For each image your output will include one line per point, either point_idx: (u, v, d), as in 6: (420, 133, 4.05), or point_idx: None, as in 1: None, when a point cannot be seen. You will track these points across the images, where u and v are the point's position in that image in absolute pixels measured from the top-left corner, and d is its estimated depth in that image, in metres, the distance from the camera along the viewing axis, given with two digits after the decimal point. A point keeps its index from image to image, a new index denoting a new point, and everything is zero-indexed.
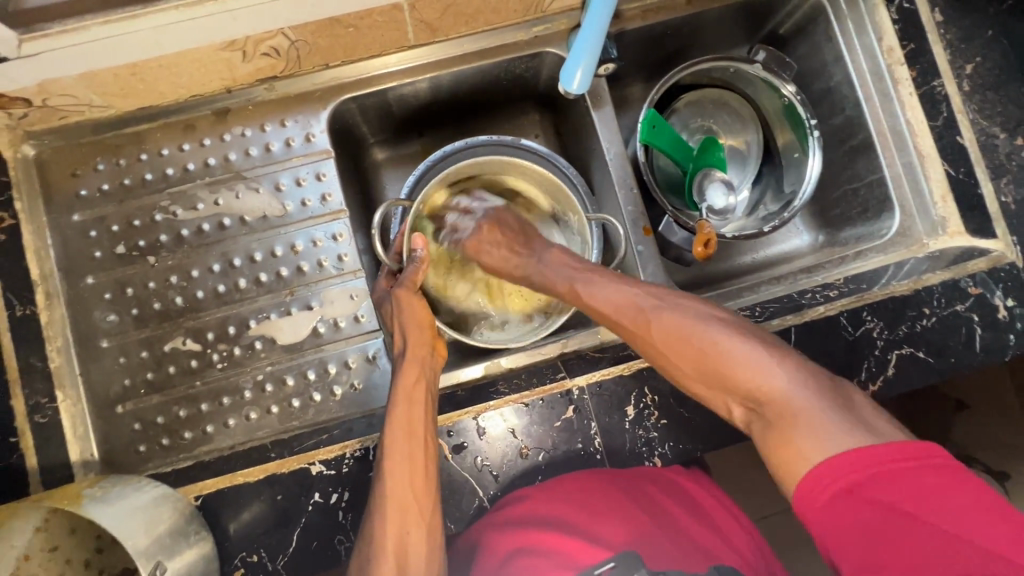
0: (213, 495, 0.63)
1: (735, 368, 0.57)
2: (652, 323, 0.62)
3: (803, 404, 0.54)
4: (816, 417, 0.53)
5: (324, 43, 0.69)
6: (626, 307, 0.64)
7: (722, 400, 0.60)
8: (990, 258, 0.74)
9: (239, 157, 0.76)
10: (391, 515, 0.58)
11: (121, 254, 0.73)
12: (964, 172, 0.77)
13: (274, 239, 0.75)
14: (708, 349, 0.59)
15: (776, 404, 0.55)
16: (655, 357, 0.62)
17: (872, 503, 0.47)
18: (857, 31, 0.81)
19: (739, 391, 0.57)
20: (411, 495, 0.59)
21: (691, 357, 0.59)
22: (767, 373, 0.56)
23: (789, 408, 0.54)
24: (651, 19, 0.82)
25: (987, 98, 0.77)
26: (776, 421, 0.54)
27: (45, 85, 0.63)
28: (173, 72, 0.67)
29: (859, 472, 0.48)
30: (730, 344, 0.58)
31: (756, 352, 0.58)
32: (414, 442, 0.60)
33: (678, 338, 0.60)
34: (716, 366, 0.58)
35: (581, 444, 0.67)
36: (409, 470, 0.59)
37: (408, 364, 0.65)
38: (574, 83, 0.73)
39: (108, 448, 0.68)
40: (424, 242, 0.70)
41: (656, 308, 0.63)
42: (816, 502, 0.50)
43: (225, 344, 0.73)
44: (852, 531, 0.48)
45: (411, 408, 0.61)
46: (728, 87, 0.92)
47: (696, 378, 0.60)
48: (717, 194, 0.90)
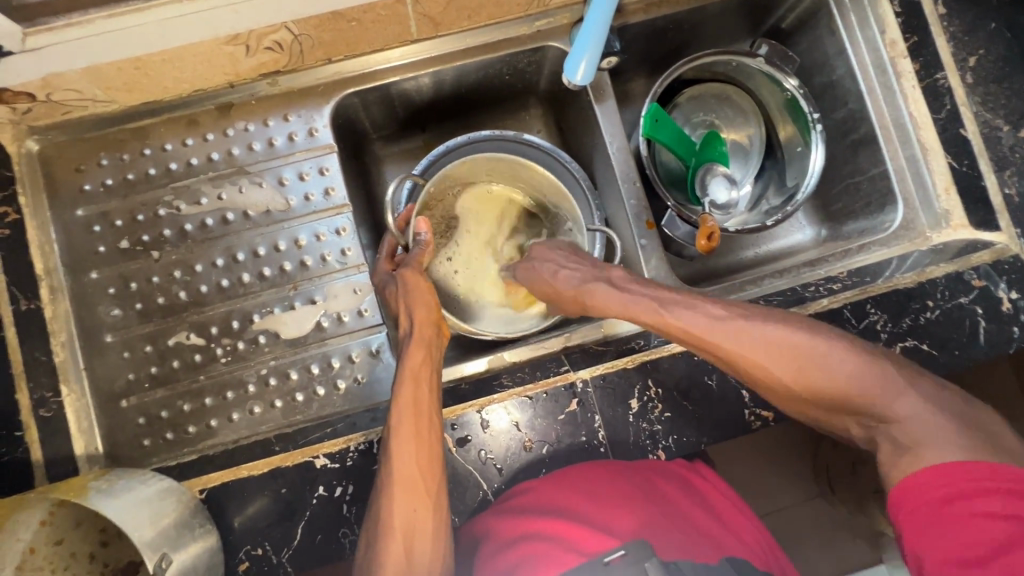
0: (218, 488, 0.63)
1: (864, 392, 0.57)
2: (756, 343, 0.59)
3: (938, 425, 0.54)
4: (949, 436, 0.53)
5: (328, 37, 0.69)
6: (726, 329, 0.60)
7: (840, 420, 0.60)
8: (994, 251, 0.74)
9: (243, 151, 0.76)
10: (398, 498, 0.57)
11: (125, 248, 0.73)
12: (968, 165, 0.77)
13: (277, 233, 0.75)
14: (827, 369, 0.58)
15: (910, 427, 0.55)
16: (761, 381, 0.61)
17: (974, 508, 0.50)
18: (860, 25, 0.81)
19: (867, 413, 0.57)
20: (418, 478, 0.58)
21: (812, 379, 0.58)
22: (897, 394, 0.56)
23: (926, 430, 0.54)
24: (653, 13, 0.82)
25: (990, 90, 0.77)
26: (906, 442, 0.54)
27: (50, 79, 0.63)
28: (176, 66, 0.67)
29: (970, 482, 0.51)
30: (851, 363, 0.58)
31: (882, 371, 0.57)
32: (420, 421, 0.60)
33: (795, 362, 0.59)
34: (842, 389, 0.57)
35: (585, 437, 0.67)
36: (415, 452, 0.59)
37: (414, 345, 0.64)
38: (577, 74, 0.74)
39: (113, 442, 0.69)
40: (429, 226, 0.70)
41: (758, 333, 0.60)
42: (914, 502, 0.52)
43: (229, 338, 0.73)
44: (943, 531, 0.50)
45: (416, 389, 0.61)
46: (730, 81, 0.93)
47: (817, 401, 0.59)
48: (719, 188, 0.90)
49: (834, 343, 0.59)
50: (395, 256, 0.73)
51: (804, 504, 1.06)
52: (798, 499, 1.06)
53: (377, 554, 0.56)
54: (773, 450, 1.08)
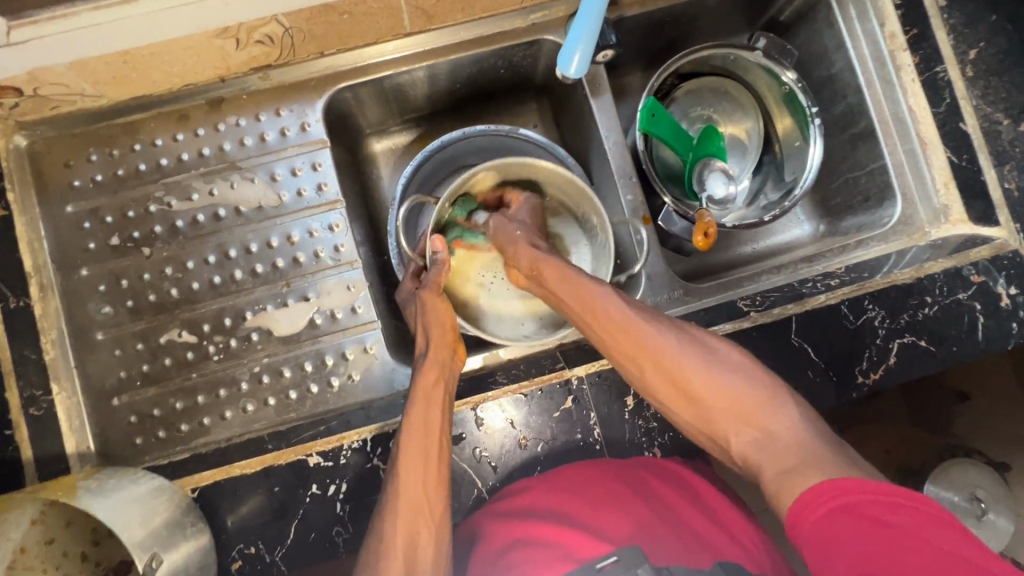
0: (210, 486, 0.63)
1: (750, 401, 0.55)
2: (659, 339, 0.59)
3: (813, 444, 0.51)
4: (827, 460, 0.49)
5: (319, 30, 0.70)
6: (642, 320, 0.60)
7: (723, 434, 0.56)
8: (993, 246, 0.73)
9: (234, 147, 0.75)
10: (405, 515, 0.57)
11: (115, 245, 0.72)
12: (967, 159, 0.76)
13: (270, 229, 0.74)
14: (721, 377, 0.57)
15: (791, 442, 0.52)
16: (663, 383, 0.59)
17: (860, 520, 0.44)
18: (860, 17, 0.80)
19: (747, 424, 0.55)
20: (424, 498, 0.58)
21: (708, 384, 0.57)
22: (777, 409, 0.54)
23: (804, 446, 0.51)
24: (650, 5, 0.81)
25: (991, 84, 0.76)
26: (786, 457, 0.51)
27: (36, 72, 0.64)
28: (165, 59, 0.67)
29: (858, 494, 0.45)
30: (740, 375, 0.57)
31: (768, 388, 0.56)
32: (429, 441, 0.59)
33: (695, 364, 0.58)
34: (732, 396, 0.56)
35: (580, 435, 0.67)
36: (423, 469, 0.59)
37: (427, 366, 0.64)
38: (571, 66, 0.73)
39: (104, 440, 0.68)
40: (443, 243, 0.69)
41: (661, 332, 0.60)
42: (808, 517, 0.46)
43: (222, 336, 0.72)
44: (840, 547, 0.44)
45: (428, 408, 0.61)
46: (728, 75, 0.92)
47: (710, 410, 0.56)
48: (717, 183, 0.89)
49: (728, 358, 0.59)
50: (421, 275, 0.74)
51: None
52: None
53: (378, 570, 0.54)
54: None
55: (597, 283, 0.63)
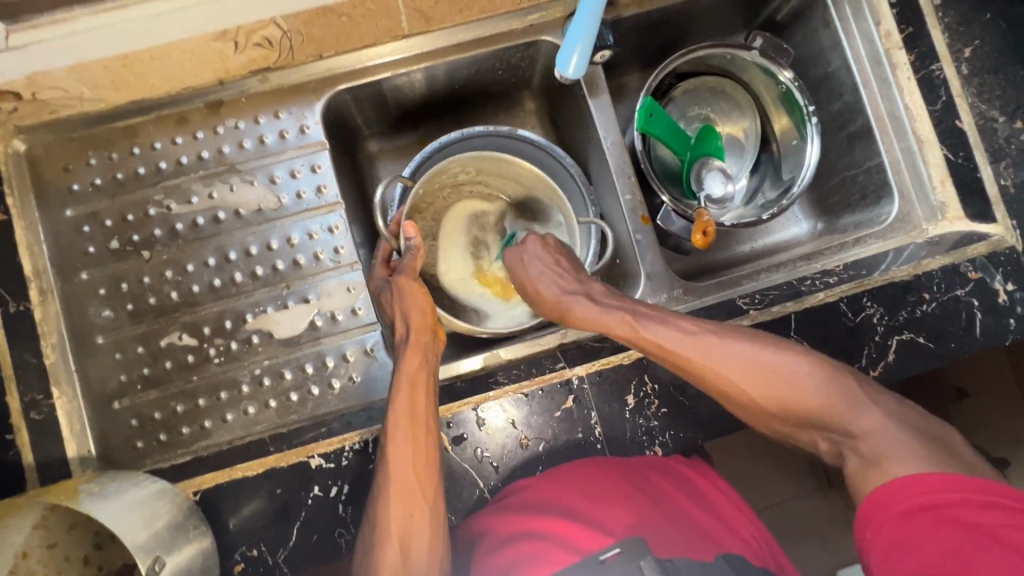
0: (212, 490, 0.63)
1: (832, 406, 0.58)
2: (729, 357, 0.60)
3: (898, 439, 0.56)
4: (913, 454, 0.55)
5: (317, 33, 0.69)
6: (701, 345, 0.61)
7: (810, 435, 0.61)
8: (990, 243, 0.73)
9: (233, 150, 0.75)
10: (398, 502, 0.57)
11: (115, 249, 0.72)
12: (963, 156, 0.77)
13: (270, 231, 0.74)
14: (797, 385, 0.59)
15: (874, 441, 0.57)
16: (735, 400, 0.62)
17: (936, 517, 0.51)
18: (855, 16, 0.81)
19: (833, 429, 0.59)
20: (415, 483, 0.59)
21: (783, 396, 0.59)
22: (859, 411, 0.58)
23: (888, 444, 0.56)
24: (647, 5, 0.81)
25: (986, 81, 0.76)
26: (871, 456, 0.56)
27: (35, 77, 0.63)
28: (163, 64, 0.66)
29: (943, 492, 0.51)
30: (818, 378, 0.59)
31: (842, 385, 0.59)
32: (415, 427, 0.60)
33: (769, 379, 0.59)
34: (812, 405, 0.59)
35: (581, 434, 0.67)
36: (411, 456, 0.59)
37: (410, 350, 0.64)
38: (569, 66, 0.73)
39: (105, 445, 0.68)
40: (416, 229, 0.67)
41: (728, 349, 0.61)
42: (890, 508, 0.53)
43: (222, 338, 0.72)
44: (913, 539, 0.50)
45: (411, 394, 0.61)
46: (724, 74, 0.92)
47: (788, 419, 0.60)
48: (714, 182, 0.90)
49: (803, 362, 0.60)
50: (391, 261, 0.72)
51: (801, 498, 1.06)
52: (794, 494, 1.06)
53: (375, 555, 0.56)
54: (771, 445, 1.08)
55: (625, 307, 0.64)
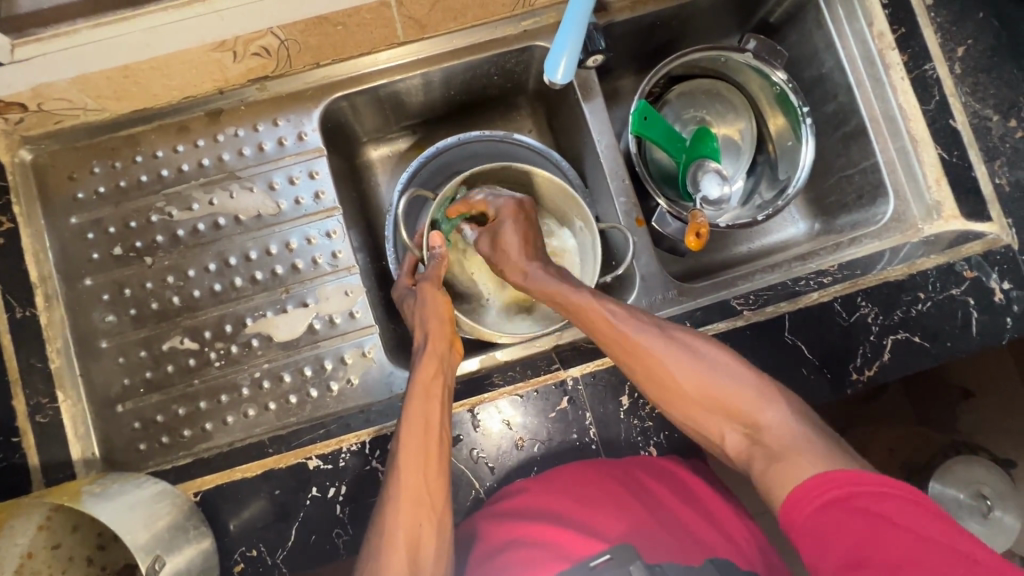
0: (211, 491, 0.64)
1: (740, 399, 0.57)
2: (654, 341, 0.61)
3: (802, 435, 0.53)
4: (814, 450, 0.51)
5: (314, 41, 0.71)
6: (623, 319, 0.62)
7: (717, 429, 0.58)
8: (986, 242, 0.73)
9: (233, 156, 0.76)
10: (409, 506, 0.57)
11: (118, 255, 0.74)
12: (958, 155, 0.77)
13: (269, 237, 0.76)
14: (707, 373, 0.59)
15: (781, 438, 0.53)
16: (650, 381, 0.60)
17: (850, 509, 0.46)
18: (848, 17, 0.81)
19: (740, 421, 0.56)
20: (425, 489, 0.58)
21: (696, 379, 0.58)
22: (769, 405, 0.56)
23: (792, 439, 0.53)
24: (640, 10, 0.82)
25: (980, 80, 0.76)
26: (774, 451, 0.53)
27: (39, 88, 0.64)
28: (163, 74, 0.68)
29: (855, 487, 0.47)
30: (729, 371, 0.59)
31: (758, 384, 0.58)
32: (427, 434, 0.60)
33: (684, 359, 0.59)
34: (723, 395, 0.57)
35: (576, 435, 0.68)
36: (423, 462, 0.59)
37: (427, 358, 0.64)
38: (558, 71, 0.73)
39: (109, 446, 0.69)
40: (441, 239, 0.69)
41: (646, 328, 0.62)
42: (808, 506, 0.48)
43: (223, 342, 0.74)
44: (828, 537, 0.46)
45: (428, 402, 0.61)
46: (719, 77, 0.93)
47: (694, 403, 0.58)
48: (711, 184, 0.91)
49: (715, 358, 0.60)
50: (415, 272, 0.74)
51: None
52: None
53: (380, 559, 0.55)
54: None
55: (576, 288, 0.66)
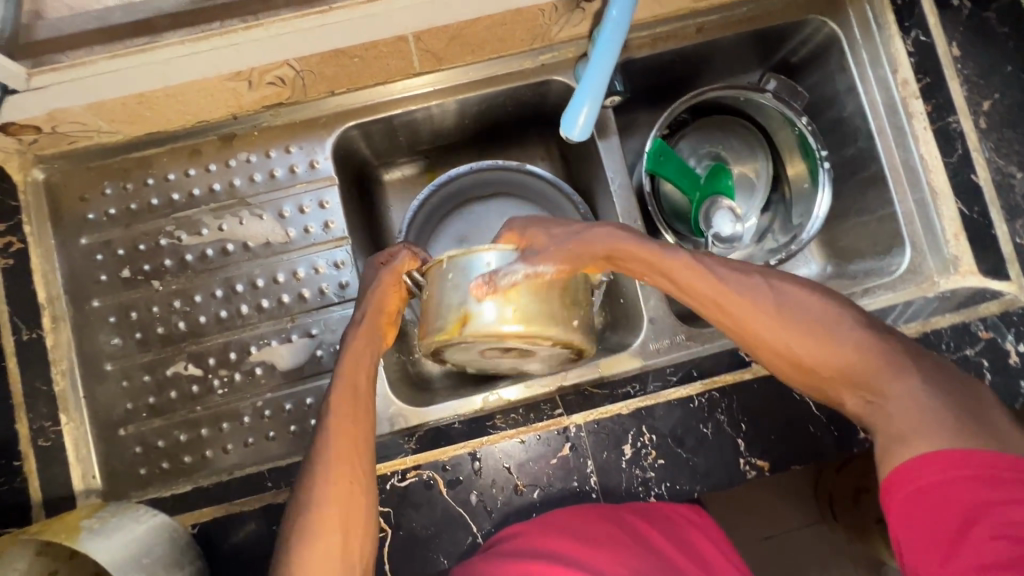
0: (209, 523, 0.66)
1: (866, 362, 0.54)
2: (772, 304, 0.57)
3: (933, 403, 0.51)
4: (947, 416, 0.50)
5: (330, 72, 0.70)
6: (738, 283, 0.58)
7: (837, 393, 0.56)
8: (1002, 302, 0.73)
9: (244, 182, 0.76)
10: (338, 481, 0.54)
11: (127, 278, 0.74)
12: (978, 212, 0.76)
13: (277, 265, 0.75)
14: (829, 336, 0.55)
15: (913, 412, 0.51)
16: (767, 344, 0.58)
17: (950, 495, 0.48)
18: (872, 62, 0.80)
19: (866, 388, 0.54)
20: (352, 466, 0.56)
21: (821, 348, 0.55)
22: (897, 368, 0.53)
23: (920, 414, 0.51)
24: (660, 47, 0.81)
25: (1005, 136, 0.76)
26: (906, 421, 0.51)
27: (55, 114, 0.63)
28: (180, 101, 0.67)
29: (956, 472, 0.48)
30: (865, 334, 0.55)
31: (879, 346, 0.54)
32: (354, 406, 0.58)
33: (811, 326, 0.56)
34: (846, 360, 0.55)
35: (576, 483, 0.67)
36: (348, 442, 0.57)
37: (356, 337, 0.62)
38: (576, 127, 0.63)
39: (109, 470, 0.69)
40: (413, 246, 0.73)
41: (761, 289, 0.58)
42: (907, 488, 0.50)
43: (227, 369, 0.74)
44: (924, 522, 0.49)
45: (355, 377, 0.60)
46: (737, 114, 0.92)
47: (817, 371, 0.56)
48: (723, 221, 0.88)
49: (834, 313, 0.57)
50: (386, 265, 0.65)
51: None
52: None
53: (312, 533, 0.53)
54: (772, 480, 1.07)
55: (671, 249, 0.60)
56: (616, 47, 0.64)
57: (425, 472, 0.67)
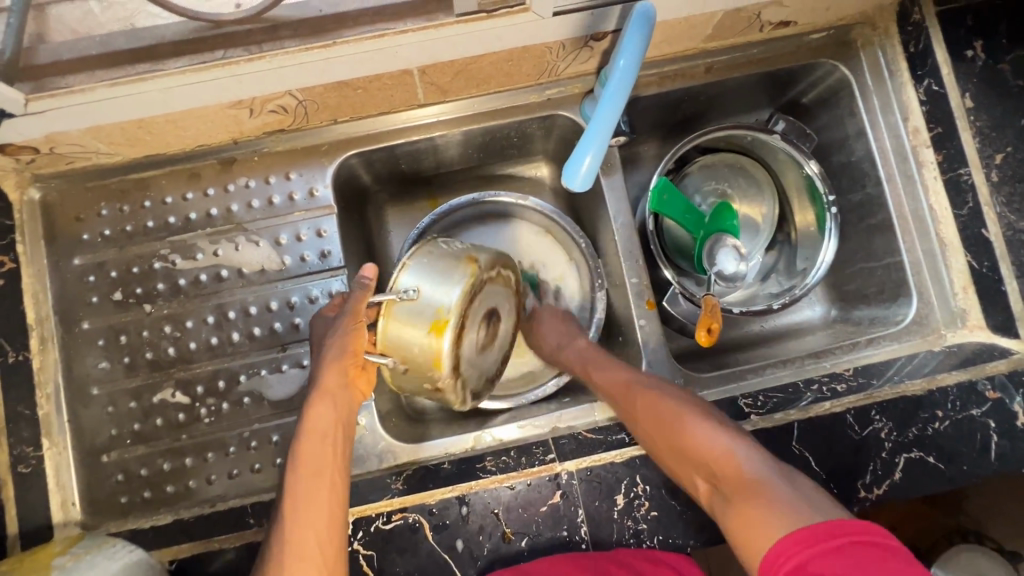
0: (189, 558, 0.63)
1: (705, 441, 0.56)
2: (643, 391, 0.65)
3: (756, 481, 0.51)
4: (772, 492, 0.49)
5: (332, 102, 0.69)
6: (620, 376, 0.68)
7: (690, 476, 0.58)
8: (1011, 361, 0.70)
9: (242, 208, 0.75)
10: (295, 569, 0.50)
11: (118, 300, 0.73)
12: (988, 266, 0.74)
13: (271, 292, 0.74)
14: (678, 417, 0.60)
15: (732, 473, 0.53)
16: (636, 424, 0.64)
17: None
18: (883, 109, 0.79)
19: (705, 467, 0.55)
20: (319, 547, 0.51)
21: (670, 425, 0.59)
22: (731, 449, 0.55)
23: (750, 482, 0.51)
24: (667, 86, 0.80)
25: (1017, 191, 0.72)
26: (735, 496, 0.51)
27: (53, 136, 0.64)
28: (180, 126, 0.67)
29: (802, 551, 0.43)
30: (712, 421, 0.58)
31: (722, 431, 0.57)
32: (318, 481, 0.54)
33: (667, 408, 0.61)
34: (690, 439, 0.57)
35: (566, 532, 0.65)
36: (322, 517, 0.52)
37: (318, 398, 0.58)
38: (577, 178, 0.62)
39: (88, 498, 0.68)
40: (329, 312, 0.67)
41: (637, 382, 0.66)
42: None
43: (214, 398, 0.72)
44: None
45: (320, 440, 0.56)
46: (745, 153, 0.90)
47: (669, 447, 0.59)
48: (728, 259, 0.87)
49: (693, 404, 0.61)
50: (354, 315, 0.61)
51: None
52: None
53: None
54: None
55: (602, 361, 0.72)
56: (621, 98, 0.61)
57: (411, 515, 0.65)
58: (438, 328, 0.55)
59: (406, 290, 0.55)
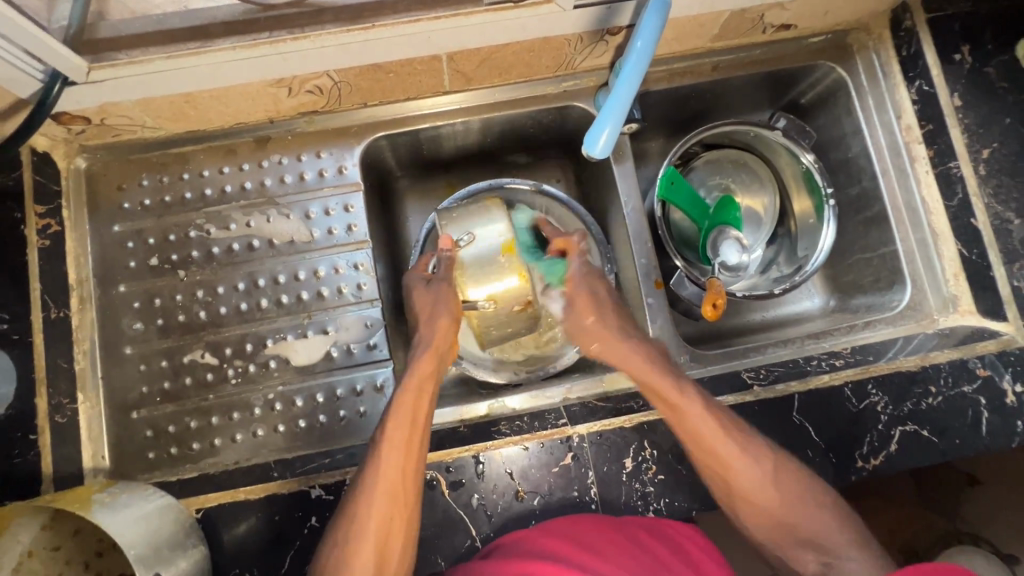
0: (214, 509, 0.65)
1: (812, 520, 0.64)
2: (732, 449, 0.65)
3: (842, 543, 0.63)
4: (837, 535, 0.63)
5: (365, 85, 0.74)
6: (712, 423, 0.65)
7: (784, 543, 0.65)
8: (1000, 341, 0.74)
9: (275, 183, 0.80)
10: (387, 500, 0.60)
11: (154, 266, 0.77)
12: (978, 253, 0.78)
13: (299, 263, 0.78)
14: (775, 487, 0.65)
15: (810, 533, 0.64)
16: (712, 474, 0.66)
17: None
18: (878, 108, 0.84)
19: (802, 537, 0.64)
20: (400, 482, 0.61)
21: (765, 489, 0.65)
22: (831, 528, 0.63)
23: (819, 541, 0.64)
24: (676, 82, 0.86)
25: (1003, 183, 0.78)
26: (816, 551, 0.63)
27: (106, 106, 0.68)
28: (223, 102, 0.72)
29: None
30: (809, 489, 0.64)
31: (826, 506, 0.64)
32: (410, 426, 0.63)
33: (769, 474, 0.65)
34: (791, 512, 0.64)
35: (576, 493, 0.68)
36: (402, 462, 0.61)
37: (425, 355, 0.70)
38: (597, 147, 0.67)
39: (118, 452, 0.71)
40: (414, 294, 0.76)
41: (726, 429, 0.66)
42: None
43: (241, 360, 0.76)
44: None
45: (419, 398, 0.66)
46: (747, 149, 0.95)
47: (757, 509, 0.66)
48: (730, 250, 0.92)
49: (778, 463, 0.65)
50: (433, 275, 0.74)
51: None
52: None
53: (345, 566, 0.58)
54: None
55: (679, 386, 0.68)
56: (639, 74, 0.66)
57: (428, 473, 0.68)
58: (510, 248, 0.73)
59: (463, 238, 0.73)
